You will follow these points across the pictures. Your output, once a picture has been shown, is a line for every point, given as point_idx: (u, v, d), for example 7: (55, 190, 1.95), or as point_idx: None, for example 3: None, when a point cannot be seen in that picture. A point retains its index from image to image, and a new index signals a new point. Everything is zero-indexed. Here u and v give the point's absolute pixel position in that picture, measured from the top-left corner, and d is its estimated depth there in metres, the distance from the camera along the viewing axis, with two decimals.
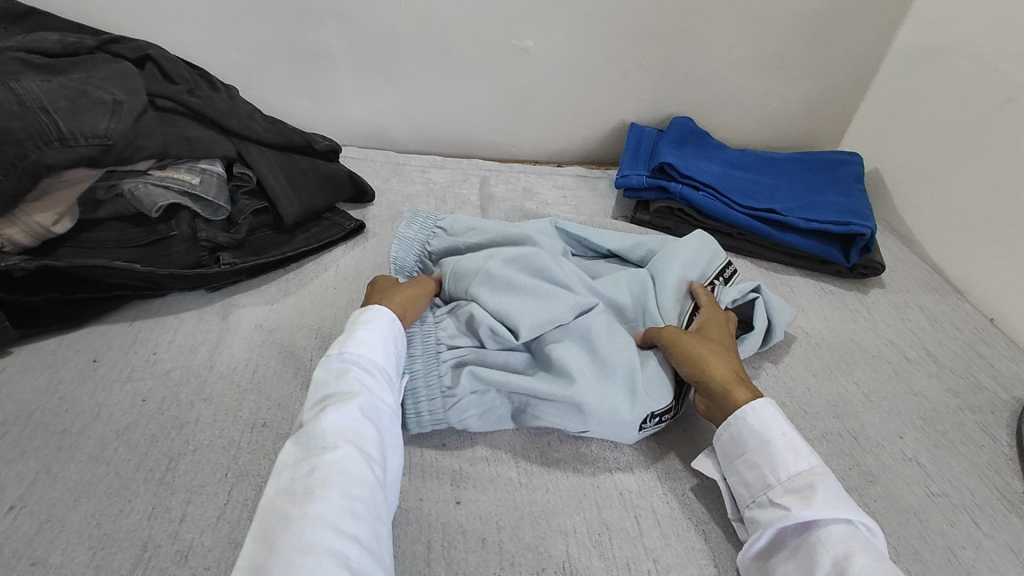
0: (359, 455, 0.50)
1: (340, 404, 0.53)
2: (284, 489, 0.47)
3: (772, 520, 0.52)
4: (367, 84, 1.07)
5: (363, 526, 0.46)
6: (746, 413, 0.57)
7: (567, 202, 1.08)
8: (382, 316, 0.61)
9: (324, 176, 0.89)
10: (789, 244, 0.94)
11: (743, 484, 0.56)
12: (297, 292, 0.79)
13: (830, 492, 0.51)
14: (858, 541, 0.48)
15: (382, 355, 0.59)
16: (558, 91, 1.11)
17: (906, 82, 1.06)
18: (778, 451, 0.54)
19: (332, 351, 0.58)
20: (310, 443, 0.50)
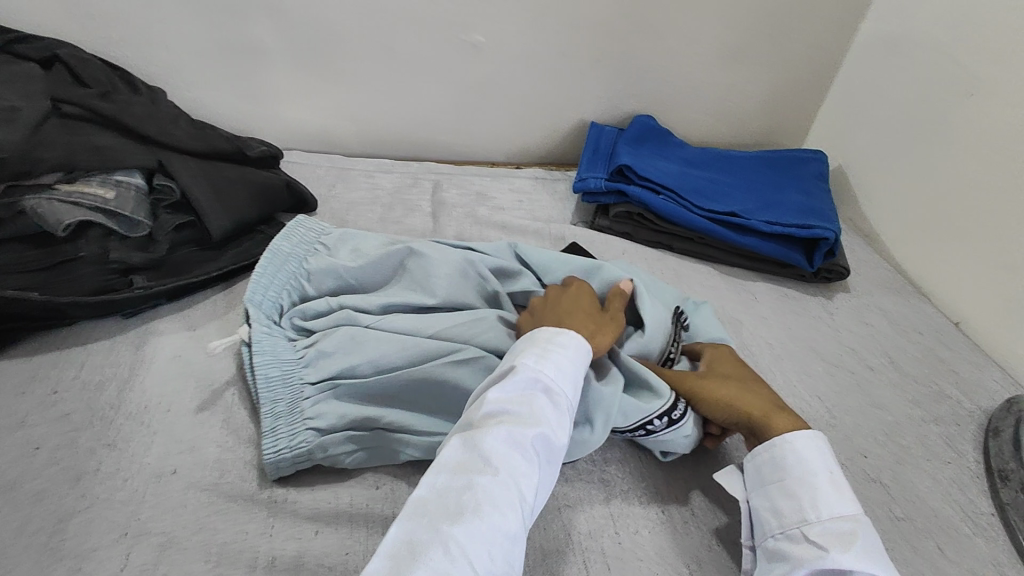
0: (514, 488, 0.46)
1: (514, 422, 0.49)
2: (437, 493, 0.44)
3: (801, 558, 0.48)
4: (307, 83, 1.00)
5: (499, 570, 0.42)
6: (790, 441, 0.53)
7: (523, 207, 1.02)
8: (575, 343, 0.56)
9: (256, 186, 0.82)
10: (751, 248, 0.91)
11: (773, 513, 0.51)
12: (222, 316, 0.72)
13: (872, 546, 0.47)
14: None
15: (572, 384, 0.54)
16: (512, 88, 1.05)
17: (868, 76, 1.03)
18: (825, 488, 0.50)
19: (524, 362, 0.54)
20: (470, 453, 0.47)
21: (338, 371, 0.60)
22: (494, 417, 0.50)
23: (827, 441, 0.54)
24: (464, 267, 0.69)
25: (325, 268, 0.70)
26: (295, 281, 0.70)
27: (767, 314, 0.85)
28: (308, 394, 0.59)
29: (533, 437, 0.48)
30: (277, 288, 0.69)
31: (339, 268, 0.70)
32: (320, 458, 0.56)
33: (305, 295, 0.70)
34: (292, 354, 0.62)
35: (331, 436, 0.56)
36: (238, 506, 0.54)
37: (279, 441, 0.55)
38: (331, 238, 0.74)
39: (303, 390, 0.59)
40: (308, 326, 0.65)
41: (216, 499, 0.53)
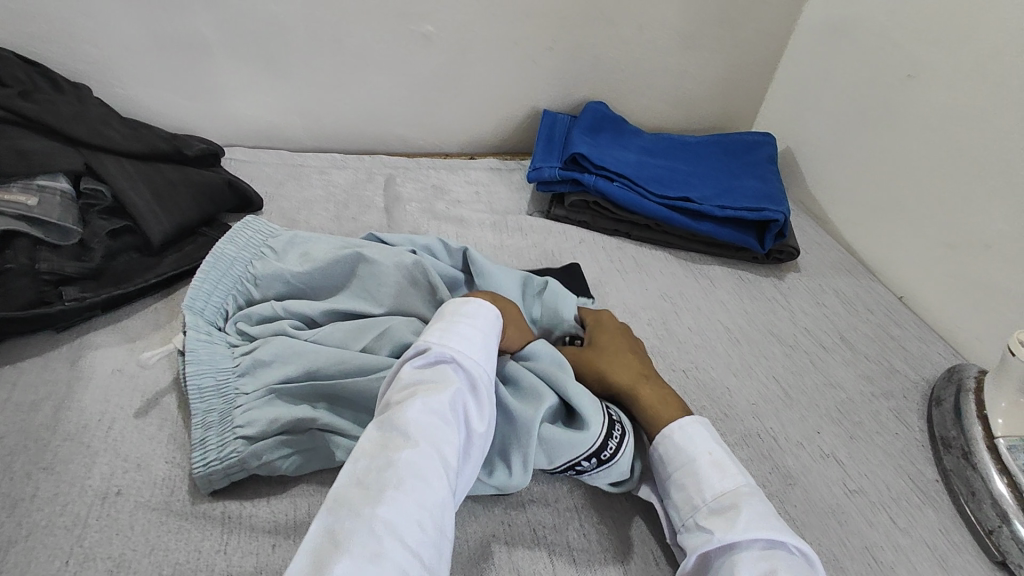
0: (437, 456, 0.45)
1: (427, 394, 0.49)
2: (359, 475, 0.43)
3: (696, 544, 0.49)
4: (251, 77, 0.96)
5: (428, 539, 0.41)
6: (673, 431, 0.55)
7: (481, 199, 1.01)
8: (481, 315, 0.57)
9: (198, 186, 0.79)
10: (706, 233, 0.92)
11: (674, 507, 0.53)
12: (168, 326, 0.69)
13: (754, 512, 0.48)
14: (783, 565, 0.45)
15: (482, 353, 0.54)
16: (465, 79, 1.03)
17: (814, 60, 1.05)
18: (705, 471, 0.52)
19: (431, 338, 0.54)
20: (387, 432, 0.46)
21: (274, 379, 0.59)
22: (408, 392, 0.49)
23: (707, 425, 0.56)
24: (413, 273, 0.68)
25: (272, 275, 0.68)
26: (240, 287, 0.68)
27: (724, 298, 0.86)
28: (241, 403, 0.58)
29: (449, 405, 0.48)
30: (221, 293, 0.67)
31: (285, 275, 0.68)
32: (254, 467, 0.54)
33: (251, 301, 0.68)
34: (229, 362, 0.61)
35: (261, 443, 0.55)
36: (193, 525, 0.51)
37: (207, 452, 0.54)
38: (276, 243, 0.72)
39: (237, 399, 0.58)
40: (251, 332, 0.64)
41: (167, 518, 0.51)
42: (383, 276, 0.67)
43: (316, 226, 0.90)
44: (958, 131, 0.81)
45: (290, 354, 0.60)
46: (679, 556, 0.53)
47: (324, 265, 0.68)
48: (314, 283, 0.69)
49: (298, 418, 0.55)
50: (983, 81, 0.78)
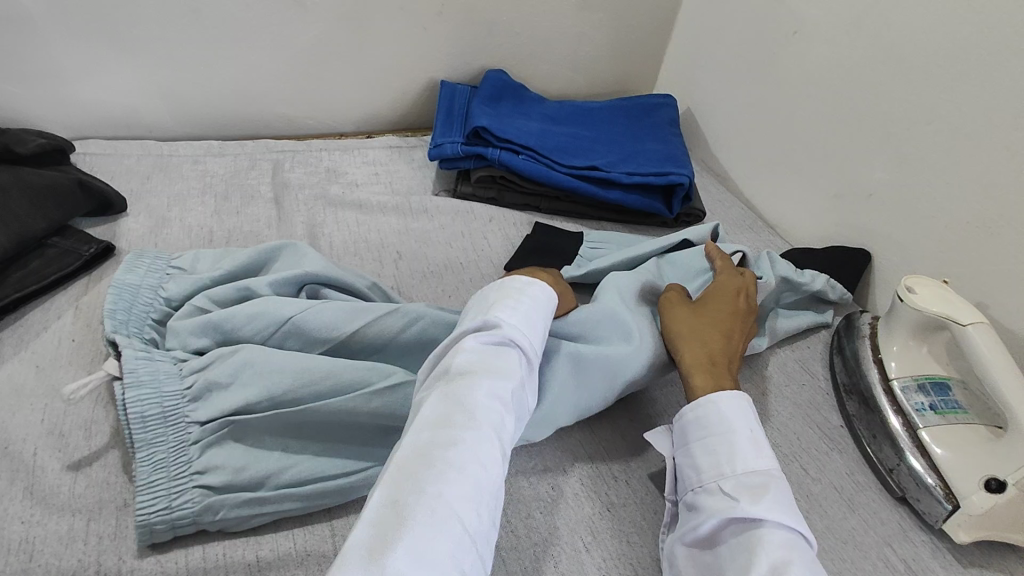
0: (499, 443, 0.42)
1: (496, 377, 0.46)
2: (426, 447, 0.39)
3: (717, 511, 0.48)
4: (94, 57, 0.83)
5: (485, 527, 0.38)
6: (719, 399, 0.53)
7: (381, 180, 0.95)
8: (544, 305, 0.55)
9: (36, 189, 0.69)
10: (615, 202, 0.91)
11: (694, 468, 0.52)
12: (13, 357, 0.59)
13: (783, 498, 0.47)
14: (797, 550, 0.44)
15: (538, 348, 0.52)
16: (350, 50, 0.95)
17: (705, 18, 1.05)
18: (743, 446, 0.51)
19: (495, 311, 0.51)
20: (451, 402, 0.43)
21: (229, 409, 0.51)
22: (472, 364, 0.46)
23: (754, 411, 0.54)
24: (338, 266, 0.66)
25: (188, 289, 0.61)
26: (154, 312, 0.60)
27: None
28: (196, 437, 0.51)
29: (511, 392, 0.46)
30: (138, 323, 0.59)
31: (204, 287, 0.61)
32: (206, 523, 0.49)
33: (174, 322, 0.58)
34: (177, 386, 0.52)
35: (223, 497, 0.49)
36: None
37: (155, 498, 0.48)
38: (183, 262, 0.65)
39: (190, 431, 0.51)
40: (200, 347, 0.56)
41: None
42: (306, 262, 0.65)
43: (194, 223, 0.80)
44: (839, 85, 0.84)
45: (245, 378, 0.52)
46: (674, 514, 0.54)
47: (241, 269, 0.64)
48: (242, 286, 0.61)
49: (260, 471, 0.50)
50: (856, 35, 0.81)
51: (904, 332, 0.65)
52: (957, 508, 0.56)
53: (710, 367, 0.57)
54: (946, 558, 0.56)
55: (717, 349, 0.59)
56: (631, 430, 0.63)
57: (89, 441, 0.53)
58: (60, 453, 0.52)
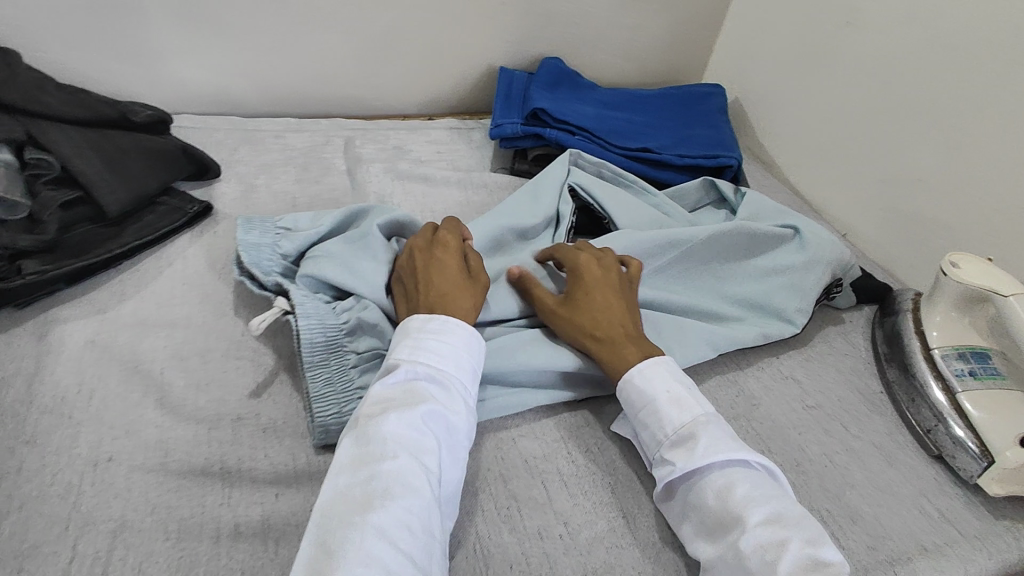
0: (418, 467, 0.47)
1: (400, 410, 0.50)
2: (339, 494, 0.45)
3: (664, 479, 0.53)
4: (190, 39, 0.91)
5: (420, 541, 0.44)
6: (634, 375, 0.58)
7: (444, 157, 1.01)
8: (454, 325, 0.57)
9: (151, 152, 0.77)
10: (665, 181, 0.96)
11: (642, 442, 0.57)
12: (135, 294, 0.67)
13: (711, 441, 0.52)
14: (739, 485, 0.50)
15: (454, 362, 0.55)
16: (419, 37, 1.01)
17: (756, 11, 1.08)
18: (662, 407, 0.55)
19: (396, 354, 0.55)
20: (365, 446, 0.48)
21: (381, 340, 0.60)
22: (380, 408, 0.50)
23: (674, 362, 0.59)
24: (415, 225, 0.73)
25: (303, 245, 0.69)
26: (278, 267, 0.68)
27: None
28: (354, 363, 0.60)
29: (423, 417, 0.50)
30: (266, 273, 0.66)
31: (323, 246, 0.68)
32: None
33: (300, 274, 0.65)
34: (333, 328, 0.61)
35: None
36: (193, 482, 0.51)
37: (329, 405, 0.56)
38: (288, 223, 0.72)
39: (349, 359, 0.60)
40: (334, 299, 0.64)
41: (165, 478, 0.51)
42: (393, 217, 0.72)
43: (279, 190, 0.88)
44: (891, 72, 0.87)
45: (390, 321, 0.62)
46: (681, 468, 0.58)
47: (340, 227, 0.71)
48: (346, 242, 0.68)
49: None
50: (908, 25, 0.84)
51: (947, 302, 0.68)
52: (992, 464, 0.60)
53: (626, 344, 0.60)
54: (980, 511, 0.60)
55: (603, 325, 0.62)
56: None
57: (206, 365, 0.60)
58: (181, 374, 0.59)
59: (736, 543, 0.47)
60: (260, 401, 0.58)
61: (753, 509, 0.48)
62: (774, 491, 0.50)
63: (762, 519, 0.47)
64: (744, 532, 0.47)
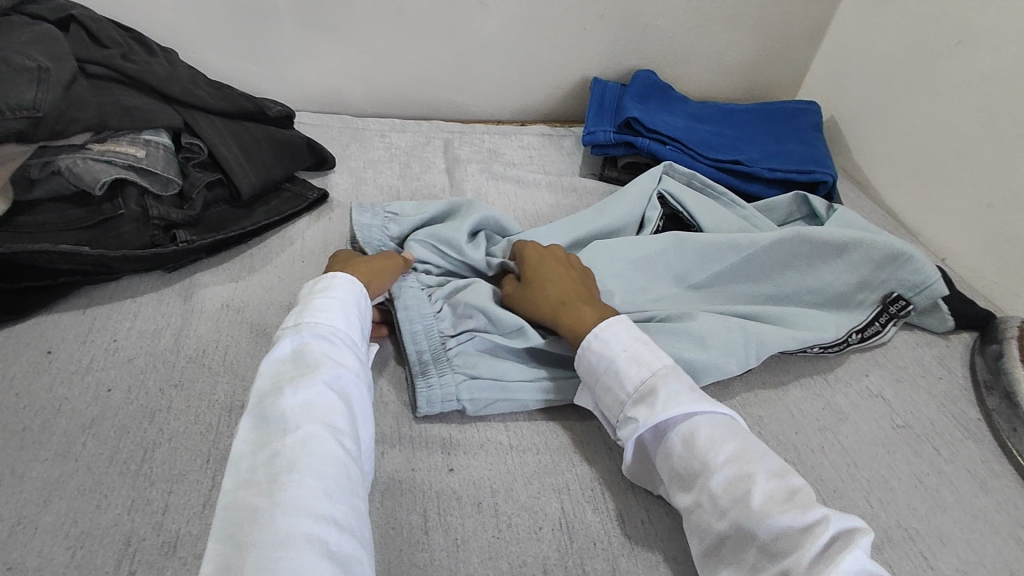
0: (324, 432, 0.48)
1: (296, 382, 0.51)
2: (246, 479, 0.46)
3: (628, 436, 0.54)
4: (314, 43, 1.00)
5: (338, 499, 0.46)
6: (591, 341, 0.59)
7: (535, 162, 1.06)
8: (342, 284, 0.60)
9: (279, 143, 0.85)
10: (755, 194, 0.96)
11: (605, 406, 0.58)
12: (262, 268, 0.75)
13: (674, 394, 0.54)
14: (705, 431, 0.52)
15: (342, 324, 0.57)
16: (519, 48, 1.06)
17: (860, 28, 1.06)
18: (623, 366, 0.57)
19: (286, 331, 0.55)
20: (262, 427, 0.48)
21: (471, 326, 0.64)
22: (275, 386, 0.51)
23: (628, 321, 0.61)
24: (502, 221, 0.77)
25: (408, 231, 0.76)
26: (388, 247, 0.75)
27: None
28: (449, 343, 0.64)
29: (320, 386, 0.51)
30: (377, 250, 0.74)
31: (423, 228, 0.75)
32: (464, 401, 0.60)
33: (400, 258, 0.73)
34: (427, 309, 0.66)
35: (476, 383, 0.61)
36: None
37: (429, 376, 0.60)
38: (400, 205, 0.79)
39: (445, 340, 0.64)
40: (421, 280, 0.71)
41: None
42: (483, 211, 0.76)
43: (384, 184, 0.96)
44: (1009, 92, 0.84)
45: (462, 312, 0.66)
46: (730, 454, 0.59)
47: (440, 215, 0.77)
48: (438, 231, 0.74)
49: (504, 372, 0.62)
50: None
51: None
52: None
53: (581, 306, 0.63)
54: None
55: (564, 292, 0.64)
56: (764, 392, 0.69)
57: None
58: None
59: (708, 486, 0.50)
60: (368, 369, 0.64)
61: (720, 449, 0.51)
62: (735, 430, 0.52)
63: (730, 457, 0.50)
64: (713, 473, 0.50)
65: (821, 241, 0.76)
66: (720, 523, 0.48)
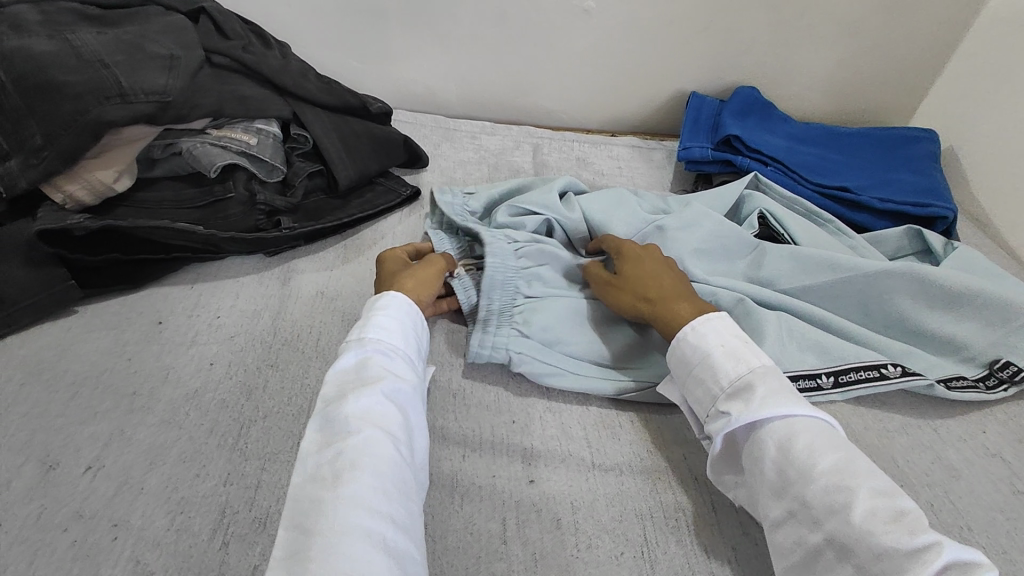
0: (385, 436, 0.48)
1: (359, 389, 0.51)
2: (310, 477, 0.46)
3: (720, 430, 0.52)
4: (415, 44, 1.01)
5: (396, 505, 0.45)
6: (688, 333, 0.57)
7: (624, 173, 1.04)
8: (399, 300, 0.59)
9: (378, 139, 0.86)
10: (862, 224, 0.91)
11: (696, 402, 0.56)
12: (355, 258, 0.77)
13: (772, 392, 0.51)
14: (805, 435, 0.48)
15: (403, 336, 0.57)
16: (617, 57, 1.04)
17: (994, 54, 0.98)
18: (719, 361, 0.54)
19: (350, 339, 0.56)
20: (326, 429, 0.49)
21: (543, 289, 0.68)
22: (339, 391, 0.51)
23: (729, 319, 0.58)
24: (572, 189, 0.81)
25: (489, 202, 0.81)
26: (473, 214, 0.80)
27: None
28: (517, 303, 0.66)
29: (381, 392, 0.51)
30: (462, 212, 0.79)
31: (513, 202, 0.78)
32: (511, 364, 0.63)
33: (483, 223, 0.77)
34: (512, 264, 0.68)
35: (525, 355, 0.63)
36: None
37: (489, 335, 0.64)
38: (505, 185, 0.82)
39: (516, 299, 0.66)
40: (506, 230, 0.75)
41: None
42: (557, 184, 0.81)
43: (473, 185, 0.96)
44: None
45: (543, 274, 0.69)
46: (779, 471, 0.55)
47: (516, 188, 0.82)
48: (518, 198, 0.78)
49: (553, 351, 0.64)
50: None
51: None
52: None
53: (680, 303, 0.61)
54: None
55: (655, 287, 0.62)
56: (864, 437, 0.64)
57: None
58: None
59: (803, 495, 0.46)
60: (453, 370, 0.64)
61: (820, 457, 0.47)
62: (839, 441, 0.48)
63: (832, 466, 0.46)
64: (811, 481, 0.46)
65: (931, 287, 0.71)
66: (813, 534, 0.45)
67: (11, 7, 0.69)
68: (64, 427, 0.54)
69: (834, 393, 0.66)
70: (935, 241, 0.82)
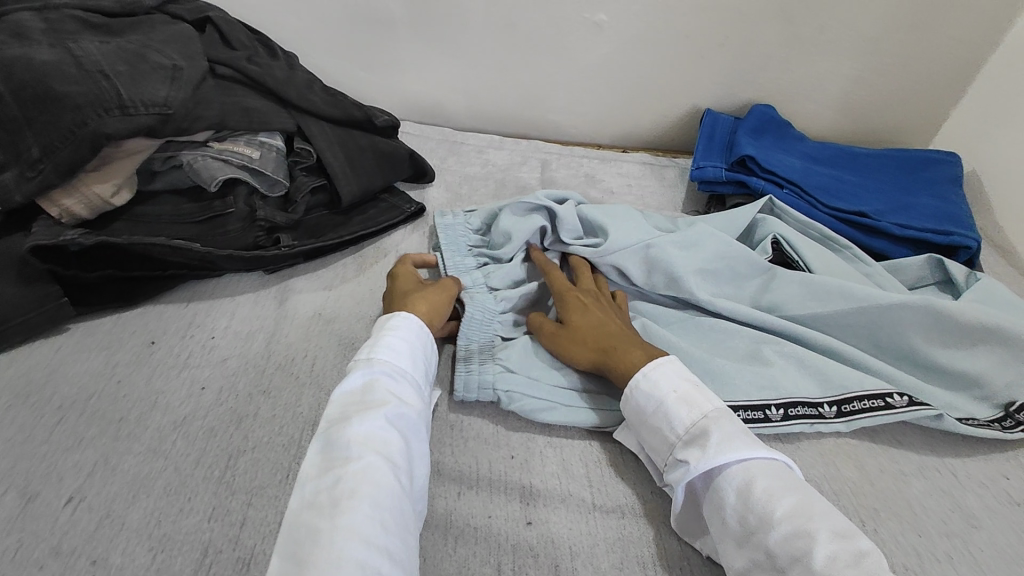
0: (388, 464, 0.46)
1: (364, 412, 0.48)
2: (307, 502, 0.43)
3: (678, 482, 0.49)
4: (424, 56, 0.99)
5: (393, 539, 0.42)
6: (638, 380, 0.54)
7: (633, 191, 1.01)
8: (409, 321, 0.57)
9: (384, 156, 0.84)
10: (878, 250, 0.88)
11: (654, 449, 0.53)
12: (355, 278, 0.75)
13: (725, 438, 0.48)
14: (762, 478, 0.46)
15: (410, 359, 0.55)
16: (630, 72, 1.02)
17: (1019, 76, 0.95)
18: (672, 407, 0.52)
19: (357, 359, 0.54)
20: (328, 451, 0.46)
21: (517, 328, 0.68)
22: (343, 412, 0.49)
23: (679, 361, 0.56)
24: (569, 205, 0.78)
25: (489, 218, 0.80)
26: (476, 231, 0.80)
27: None
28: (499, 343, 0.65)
29: (386, 417, 0.49)
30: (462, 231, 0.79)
31: (510, 215, 0.76)
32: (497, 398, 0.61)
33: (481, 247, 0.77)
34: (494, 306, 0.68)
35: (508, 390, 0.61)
36: None
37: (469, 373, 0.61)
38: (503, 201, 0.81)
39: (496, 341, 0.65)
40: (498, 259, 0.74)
41: None
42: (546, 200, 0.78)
43: (479, 202, 0.94)
44: None
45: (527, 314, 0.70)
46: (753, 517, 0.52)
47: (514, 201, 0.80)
48: (509, 216, 0.76)
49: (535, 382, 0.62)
50: None
51: None
52: None
53: (631, 348, 0.58)
54: None
55: (607, 336, 0.60)
56: (880, 481, 0.61)
57: None
58: None
59: (765, 544, 0.44)
60: (451, 399, 0.62)
61: (778, 501, 0.45)
62: (796, 482, 0.46)
63: (790, 511, 0.44)
64: (769, 529, 0.44)
65: (949, 322, 0.68)
66: None
67: (13, 16, 0.68)
68: (48, 454, 0.53)
69: (837, 423, 0.64)
70: (958, 273, 0.78)
